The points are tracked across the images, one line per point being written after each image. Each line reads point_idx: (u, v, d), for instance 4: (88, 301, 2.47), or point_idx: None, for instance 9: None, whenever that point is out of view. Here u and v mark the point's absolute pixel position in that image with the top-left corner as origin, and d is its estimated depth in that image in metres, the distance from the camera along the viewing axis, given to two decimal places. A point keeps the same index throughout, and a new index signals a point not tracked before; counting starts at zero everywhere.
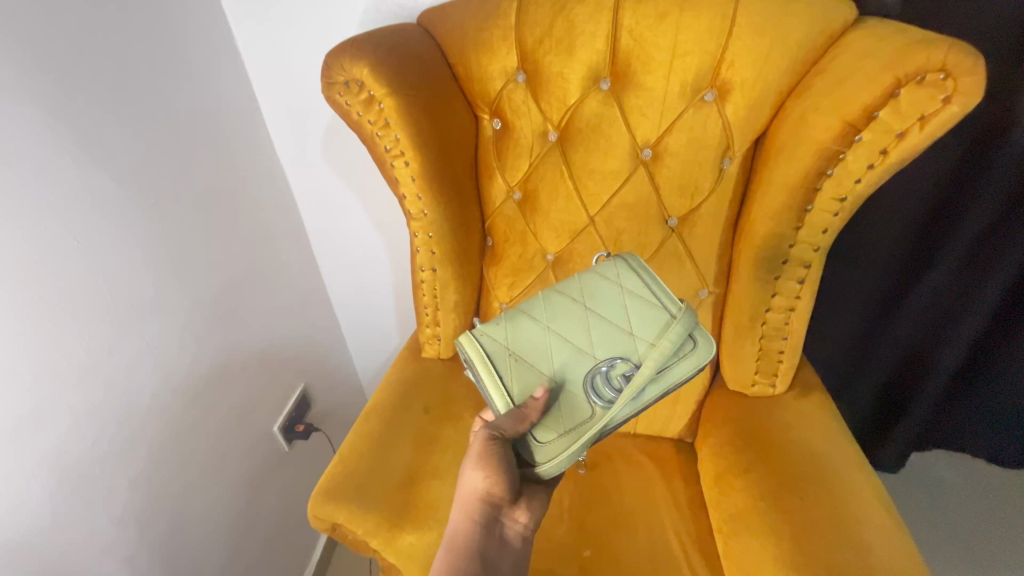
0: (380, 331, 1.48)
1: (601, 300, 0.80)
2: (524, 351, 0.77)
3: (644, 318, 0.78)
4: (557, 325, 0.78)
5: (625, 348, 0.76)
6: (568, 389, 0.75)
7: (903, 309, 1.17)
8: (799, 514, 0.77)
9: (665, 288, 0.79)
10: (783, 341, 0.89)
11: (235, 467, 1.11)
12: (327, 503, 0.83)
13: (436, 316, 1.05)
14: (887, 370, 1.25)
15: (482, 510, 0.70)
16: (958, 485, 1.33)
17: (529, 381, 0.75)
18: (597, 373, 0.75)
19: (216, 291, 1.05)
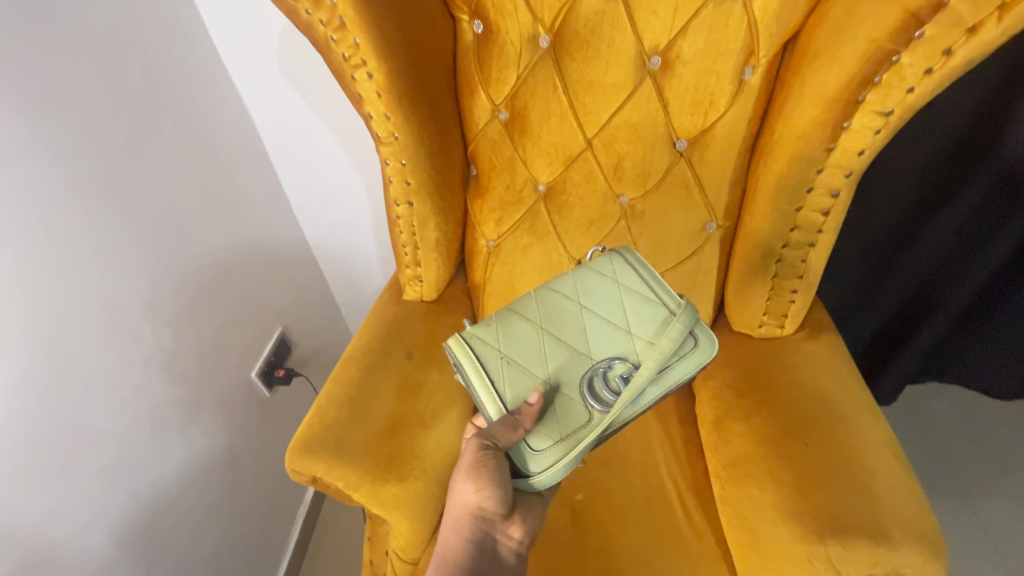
0: (362, 270, 1.40)
1: (596, 299, 0.74)
2: (517, 353, 0.71)
3: (643, 315, 0.72)
4: (551, 326, 0.72)
5: (623, 347, 0.71)
6: (564, 393, 0.69)
7: (922, 236, 1.08)
8: (805, 460, 0.71)
9: (663, 283, 0.74)
10: (797, 279, 0.81)
11: (212, 415, 1.06)
12: (305, 457, 0.78)
13: (417, 256, 0.96)
14: (895, 304, 1.19)
15: (474, 524, 0.68)
16: (954, 419, 1.31)
17: (523, 386, 0.69)
18: (595, 377, 0.69)
19: (171, 232, 0.95)
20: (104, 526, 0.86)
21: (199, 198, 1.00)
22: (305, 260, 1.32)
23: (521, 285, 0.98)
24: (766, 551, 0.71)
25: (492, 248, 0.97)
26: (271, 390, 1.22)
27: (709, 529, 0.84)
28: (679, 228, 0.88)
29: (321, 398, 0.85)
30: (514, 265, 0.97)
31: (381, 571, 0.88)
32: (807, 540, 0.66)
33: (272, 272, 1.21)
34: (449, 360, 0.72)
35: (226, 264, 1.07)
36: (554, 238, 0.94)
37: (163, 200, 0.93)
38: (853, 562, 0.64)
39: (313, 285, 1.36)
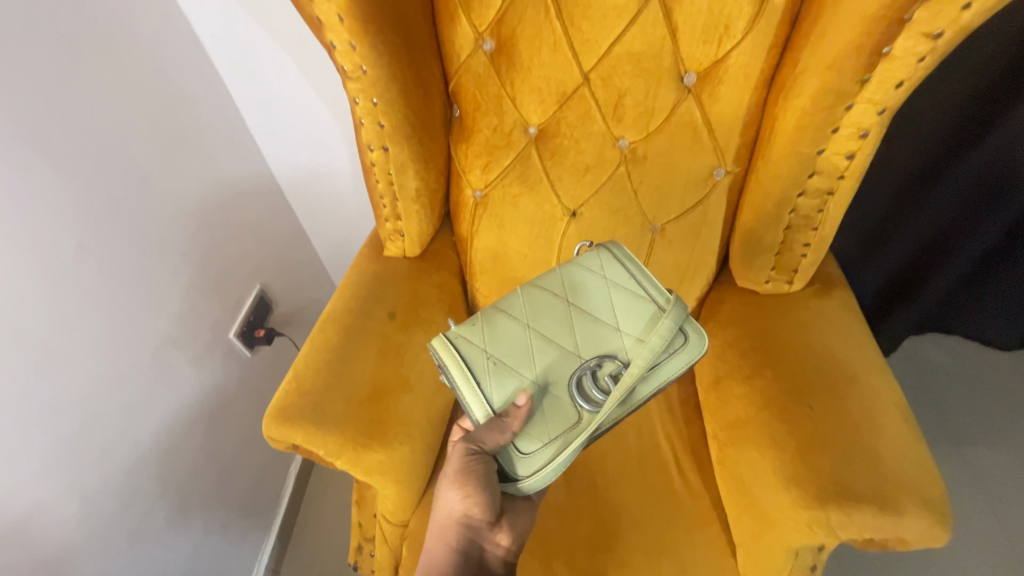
0: (342, 223, 1.31)
1: (583, 296, 0.70)
2: (504, 353, 0.66)
3: (632, 312, 0.69)
4: (538, 324, 0.68)
5: (611, 345, 0.67)
6: (552, 394, 0.65)
7: (940, 181, 1.02)
8: (808, 425, 0.68)
9: (652, 278, 0.70)
10: (811, 232, 0.75)
11: (191, 378, 1.01)
12: (281, 425, 0.74)
13: (396, 208, 0.88)
14: (903, 255, 1.12)
15: (460, 533, 0.64)
16: (959, 373, 1.28)
17: (509, 386, 0.64)
18: (583, 377, 0.65)
19: (121, 183, 0.86)
20: (79, 498, 0.82)
21: (149, 145, 0.90)
22: (282, 213, 1.23)
23: (511, 240, 0.91)
24: (764, 515, 0.69)
25: (479, 199, 0.89)
26: (253, 350, 1.17)
27: (705, 491, 0.82)
28: (684, 175, 0.80)
29: (298, 361, 0.80)
30: (503, 217, 0.89)
31: (370, 533, 0.86)
32: (806, 506, 0.64)
33: (247, 227, 1.13)
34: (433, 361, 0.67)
35: (191, 219, 0.99)
36: (546, 187, 0.85)
37: (105, 148, 0.83)
38: (853, 528, 0.61)
39: (293, 240, 1.28)
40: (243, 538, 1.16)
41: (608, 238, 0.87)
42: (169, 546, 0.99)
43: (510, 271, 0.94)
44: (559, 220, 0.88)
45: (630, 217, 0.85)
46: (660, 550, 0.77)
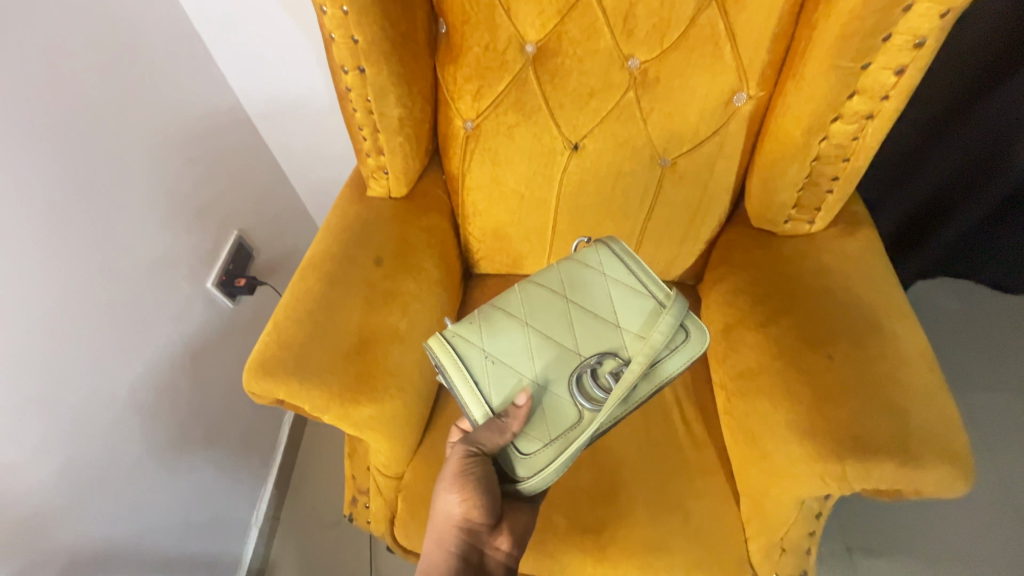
0: (326, 166, 1.22)
1: (582, 293, 0.68)
2: (502, 352, 0.64)
3: (631, 308, 0.67)
4: (536, 322, 0.66)
5: (611, 342, 0.65)
6: (553, 392, 0.63)
7: (985, 101, 0.94)
8: (827, 375, 0.64)
9: (651, 274, 0.68)
10: (841, 164, 0.68)
11: (171, 330, 0.94)
12: (262, 379, 0.69)
13: (378, 141, 0.79)
14: (939, 179, 1.05)
15: (460, 538, 0.60)
16: (968, 317, 1.25)
17: (508, 386, 0.62)
18: (583, 375, 0.63)
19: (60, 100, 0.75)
20: (56, 454, 0.76)
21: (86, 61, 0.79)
22: (259, 155, 1.14)
23: (507, 177, 0.83)
24: (776, 467, 0.66)
25: (471, 131, 0.80)
26: (235, 301, 1.10)
27: (709, 440, 0.80)
28: (700, 100, 0.72)
29: (277, 312, 0.74)
30: (498, 151, 0.81)
31: (363, 486, 0.84)
32: (822, 459, 0.61)
33: (220, 168, 1.03)
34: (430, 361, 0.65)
35: (153, 158, 0.90)
36: (546, 116, 0.77)
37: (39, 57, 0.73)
38: (868, 480, 0.59)
39: (272, 184, 1.19)
40: (240, 489, 1.13)
41: (613, 174, 0.80)
42: (163, 507, 0.95)
43: (505, 213, 0.86)
44: (560, 154, 0.80)
45: (639, 150, 0.78)
46: (663, 499, 0.75)
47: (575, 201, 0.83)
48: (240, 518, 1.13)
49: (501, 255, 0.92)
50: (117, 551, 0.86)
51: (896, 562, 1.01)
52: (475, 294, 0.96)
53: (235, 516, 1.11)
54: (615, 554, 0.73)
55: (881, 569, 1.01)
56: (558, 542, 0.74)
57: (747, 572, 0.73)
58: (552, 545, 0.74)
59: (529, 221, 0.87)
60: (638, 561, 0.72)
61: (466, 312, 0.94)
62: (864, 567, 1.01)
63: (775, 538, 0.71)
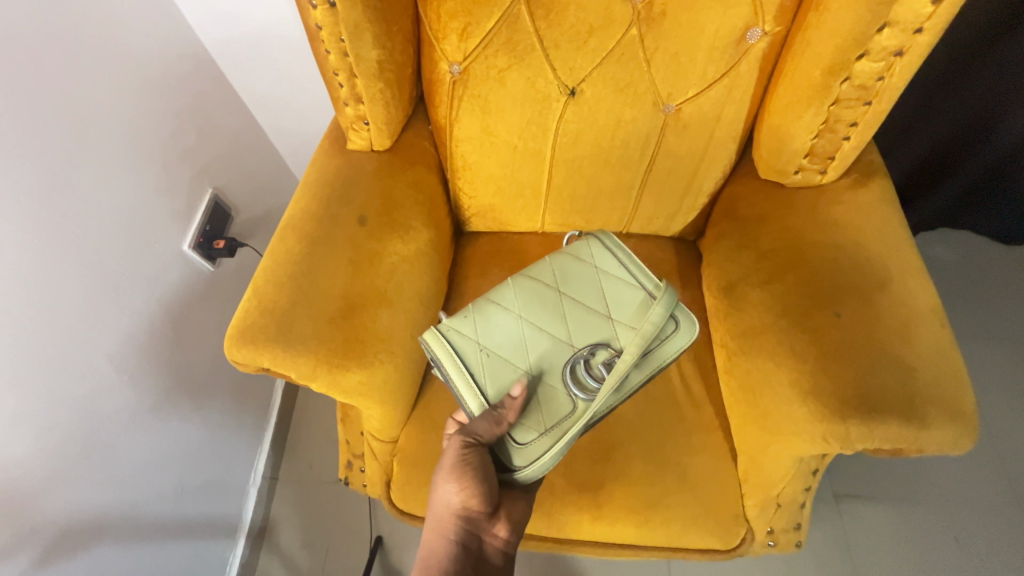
0: (302, 117, 1.14)
1: (574, 285, 0.66)
2: (497, 344, 0.62)
3: (622, 300, 0.66)
4: (530, 314, 0.64)
5: (603, 333, 0.64)
6: (547, 382, 0.61)
7: (973, 72, 0.93)
8: (832, 335, 0.62)
9: (640, 265, 0.67)
10: (861, 109, 0.63)
11: (148, 295, 0.89)
12: (244, 347, 0.65)
13: (356, 88, 0.72)
14: (940, 133, 1.02)
15: (458, 527, 0.58)
16: (969, 269, 1.23)
17: (502, 378, 0.61)
18: (576, 365, 0.61)
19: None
20: (33, 429, 0.72)
21: None
22: (232, 108, 1.06)
23: (498, 127, 0.77)
24: (776, 426, 0.65)
25: (458, 75, 0.73)
26: (215, 263, 1.04)
27: (707, 399, 0.78)
28: (709, 38, 0.66)
29: (257, 276, 0.70)
30: (488, 98, 0.74)
31: (358, 450, 0.83)
32: (824, 419, 0.59)
33: (189, 122, 0.95)
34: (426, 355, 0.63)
35: (117, 113, 0.82)
36: (539, 57, 0.70)
37: None
38: (871, 441, 0.57)
39: (248, 137, 1.12)
40: (235, 452, 1.12)
41: (612, 122, 0.75)
42: (155, 474, 0.93)
43: (497, 167, 0.81)
44: (555, 101, 0.74)
45: (640, 95, 0.72)
46: (661, 457, 0.74)
47: (571, 152, 0.78)
48: (238, 480, 1.13)
49: (492, 211, 0.88)
50: (112, 517, 0.85)
51: (882, 508, 1.04)
52: (467, 253, 0.92)
53: (232, 478, 1.11)
54: (611, 511, 0.73)
55: (866, 514, 1.04)
56: (554, 502, 0.74)
57: (742, 526, 0.73)
58: (548, 504, 0.74)
59: (523, 174, 0.82)
60: (634, 518, 0.73)
61: (458, 271, 0.90)
62: (851, 513, 1.04)
63: (770, 494, 0.71)
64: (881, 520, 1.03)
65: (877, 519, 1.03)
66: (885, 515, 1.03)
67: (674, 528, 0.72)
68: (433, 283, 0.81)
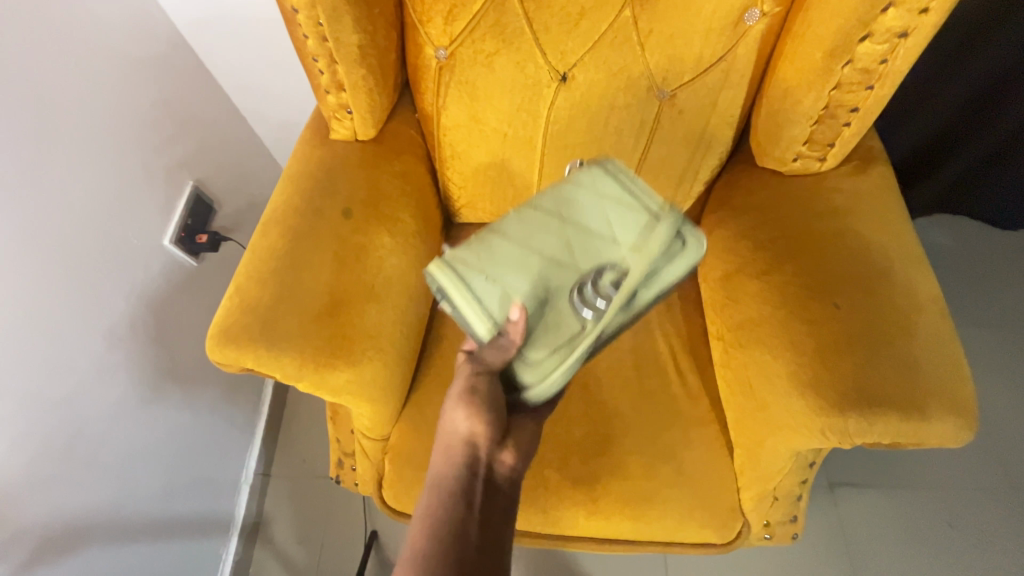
0: (285, 103, 1.10)
1: (575, 207, 0.60)
2: (501, 271, 0.58)
3: (625, 220, 0.59)
4: (530, 237, 0.59)
5: (606, 255, 0.58)
6: (552, 306, 0.57)
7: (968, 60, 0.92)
8: (832, 327, 0.60)
9: (642, 185, 0.61)
10: (864, 93, 0.60)
11: (129, 291, 0.86)
12: (226, 347, 0.62)
13: (337, 74, 0.69)
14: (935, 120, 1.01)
15: (467, 455, 0.54)
16: (968, 254, 1.22)
17: (501, 298, 0.56)
18: (580, 286, 0.57)
19: None
20: (13, 431, 0.70)
21: None
22: (209, 97, 1.02)
23: (486, 115, 0.74)
24: (773, 420, 0.64)
25: (444, 61, 0.70)
26: (198, 258, 1.01)
27: (703, 391, 0.77)
28: (704, 19, 0.64)
29: (238, 273, 0.67)
30: (476, 85, 0.71)
31: (349, 449, 0.81)
32: (823, 413, 0.58)
33: (166, 112, 0.92)
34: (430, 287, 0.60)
35: (87, 102, 0.78)
36: (529, 41, 0.67)
37: None
38: (871, 435, 0.56)
39: (229, 126, 1.08)
40: (226, 449, 1.10)
41: (605, 109, 0.72)
42: (143, 474, 0.92)
43: (487, 156, 0.79)
44: (545, 87, 0.71)
45: (634, 80, 0.69)
46: (656, 451, 0.73)
47: (563, 141, 0.76)
48: (229, 477, 1.11)
49: (483, 202, 0.85)
50: (98, 518, 0.83)
51: (876, 494, 1.04)
52: (458, 245, 0.90)
53: (223, 476, 1.09)
54: (607, 506, 0.72)
55: (861, 500, 1.04)
56: (549, 498, 0.73)
57: (740, 519, 0.73)
58: (543, 500, 0.73)
59: (514, 163, 0.79)
60: (630, 512, 0.72)
61: None
62: (845, 499, 1.04)
63: (767, 488, 0.70)
64: (876, 506, 1.03)
65: (871, 505, 1.03)
66: (879, 501, 1.04)
67: (671, 521, 0.72)
68: (423, 277, 0.79)
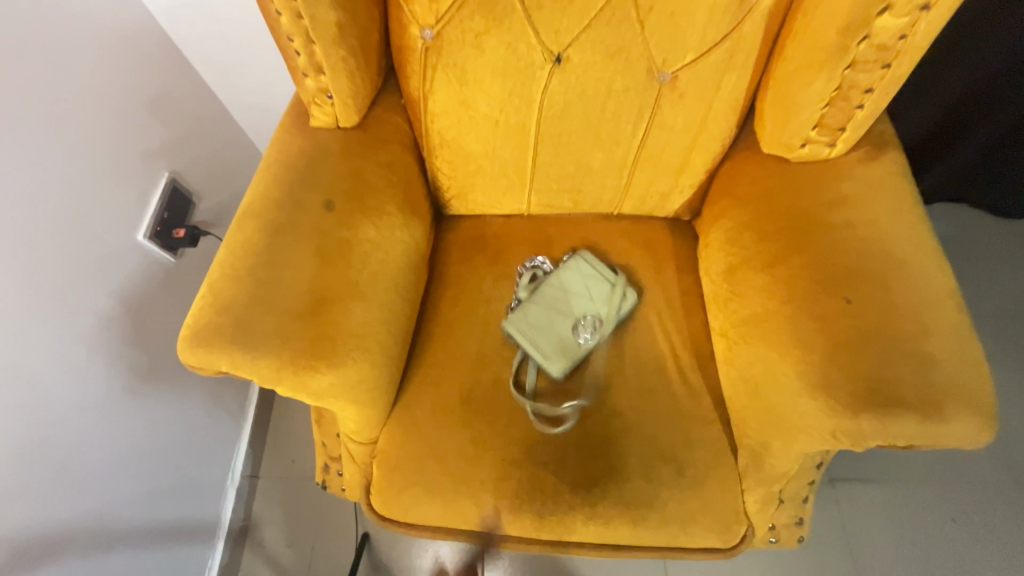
0: (265, 88, 1.05)
1: (560, 271, 0.78)
2: (527, 320, 0.76)
3: (598, 284, 0.77)
4: (532, 296, 0.77)
5: (587, 306, 0.76)
6: (560, 339, 0.75)
7: (977, 42, 0.88)
8: (842, 323, 0.57)
9: (602, 263, 0.79)
10: (879, 72, 0.57)
11: (102, 289, 0.81)
12: (199, 350, 0.58)
13: (315, 56, 0.64)
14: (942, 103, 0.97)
15: None
16: (987, 235, 1.16)
17: (529, 342, 0.75)
18: (574, 323, 0.75)
19: None
20: None
21: None
22: (184, 84, 0.96)
23: (476, 100, 0.70)
24: (781, 420, 0.60)
25: (430, 41, 0.66)
26: (177, 253, 0.96)
27: (705, 389, 0.74)
28: None
29: (212, 270, 0.63)
30: (465, 67, 0.67)
31: (336, 453, 0.78)
32: (834, 414, 0.55)
33: (137, 99, 0.87)
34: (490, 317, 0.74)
35: (47, 87, 0.73)
36: (521, 19, 0.63)
37: None
38: (885, 437, 0.53)
39: (207, 115, 1.03)
40: (211, 452, 1.06)
41: (602, 92, 0.68)
42: (122, 481, 0.87)
43: (477, 144, 0.74)
44: (539, 69, 0.67)
45: (633, 61, 0.65)
46: (657, 453, 0.70)
47: (558, 126, 0.72)
48: (215, 481, 1.07)
49: (474, 192, 0.81)
50: (73, 530, 0.79)
51: (877, 488, 1.02)
52: (449, 238, 0.86)
53: (208, 480, 1.05)
54: (606, 511, 0.69)
55: (863, 495, 1.02)
56: (546, 502, 0.70)
57: (745, 523, 0.70)
58: (539, 505, 0.70)
59: (506, 151, 0.75)
60: (631, 517, 0.69)
61: (439, 258, 0.84)
62: (846, 494, 1.02)
63: (772, 490, 0.67)
64: (878, 500, 1.01)
65: (873, 499, 1.01)
66: (881, 495, 1.01)
67: (672, 526, 0.68)
68: (411, 272, 0.75)
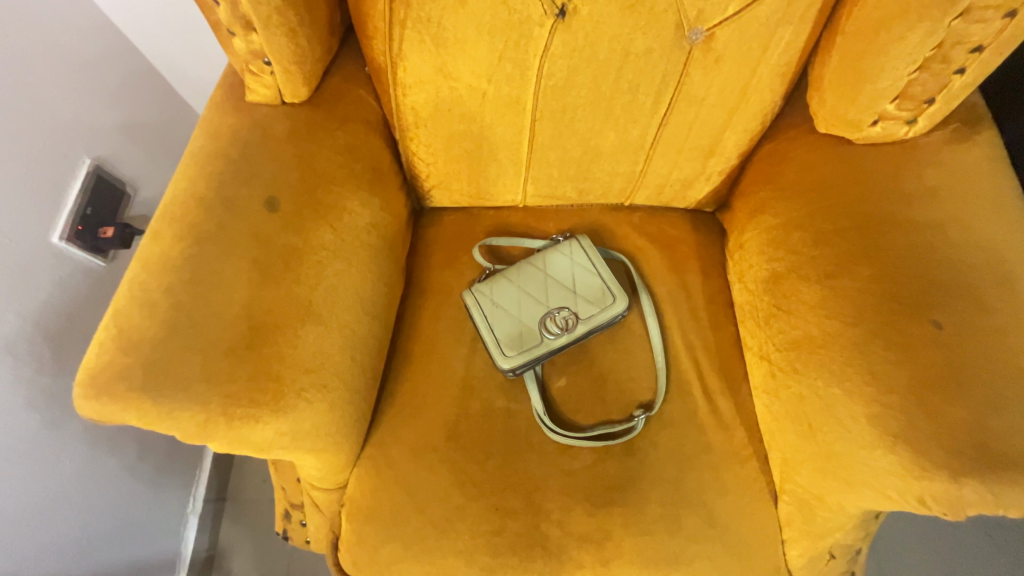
0: (205, 50, 0.88)
1: (549, 252, 0.66)
2: (495, 297, 0.64)
3: (585, 279, 0.64)
4: (509, 271, 0.65)
5: (567, 299, 0.63)
6: (522, 327, 0.62)
7: None
8: (932, 355, 0.44)
9: (601, 257, 0.65)
10: (998, 24, 0.43)
11: (12, 306, 0.66)
12: (99, 399, 0.45)
13: (243, 7, 0.49)
14: None
15: None
16: None
17: (488, 322, 0.63)
18: (546, 314, 0.63)
19: None
20: None
21: None
22: (103, 49, 0.80)
23: (458, 66, 0.55)
24: (845, 472, 0.48)
25: None
26: (109, 256, 0.81)
27: (737, 419, 0.61)
28: None
29: (118, 293, 0.49)
30: (443, 23, 0.52)
31: (297, 499, 0.66)
32: (926, 475, 0.42)
33: (33, 64, 0.69)
34: (463, 297, 0.64)
35: None
36: None
37: None
38: (993, 508, 0.41)
39: (139, 87, 0.87)
40: (165, 478, 0.94)
41: (617, 55, 0.54)
42: (57, 526, 0.74)
43: (460, 121, 0.60)
44: (538, 25, 0.52)
45: (659, 13, 0.51)
46: (681, 500, 0.58)
47: (560, 99, 0.57)
48: (172, 510, 0.95)
49: (457, 180, 0.67)
50: None
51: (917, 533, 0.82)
52: (428, 236, 0.72)
53: (161, 512, 0.93)
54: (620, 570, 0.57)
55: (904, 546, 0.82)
56: (549, 562, 0.58)
57: None
58: (542, 565, 0.57)
59: (497, 131, 0.61)
60: None
61: (416, 261, 0.71)
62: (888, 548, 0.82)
63: (821, 545, 0.56)
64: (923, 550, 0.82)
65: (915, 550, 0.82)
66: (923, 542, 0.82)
67: None
68: (382, 283, 0.61)
